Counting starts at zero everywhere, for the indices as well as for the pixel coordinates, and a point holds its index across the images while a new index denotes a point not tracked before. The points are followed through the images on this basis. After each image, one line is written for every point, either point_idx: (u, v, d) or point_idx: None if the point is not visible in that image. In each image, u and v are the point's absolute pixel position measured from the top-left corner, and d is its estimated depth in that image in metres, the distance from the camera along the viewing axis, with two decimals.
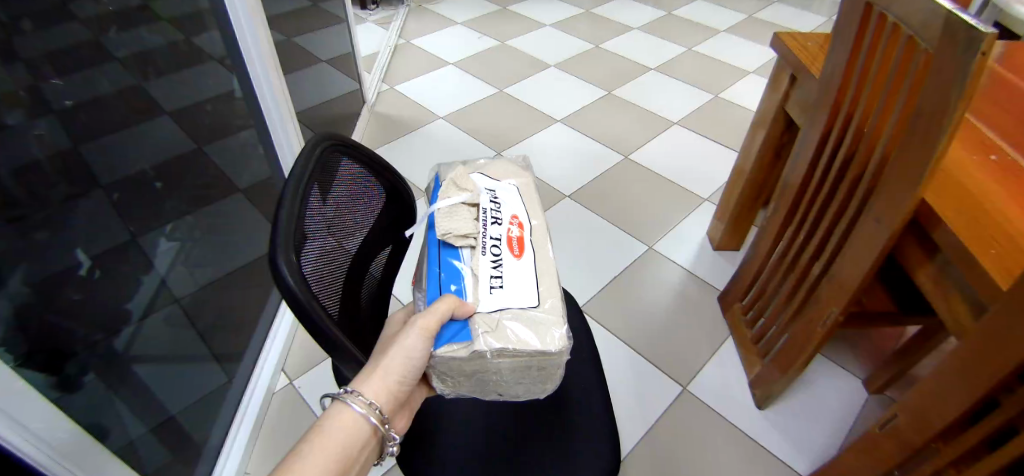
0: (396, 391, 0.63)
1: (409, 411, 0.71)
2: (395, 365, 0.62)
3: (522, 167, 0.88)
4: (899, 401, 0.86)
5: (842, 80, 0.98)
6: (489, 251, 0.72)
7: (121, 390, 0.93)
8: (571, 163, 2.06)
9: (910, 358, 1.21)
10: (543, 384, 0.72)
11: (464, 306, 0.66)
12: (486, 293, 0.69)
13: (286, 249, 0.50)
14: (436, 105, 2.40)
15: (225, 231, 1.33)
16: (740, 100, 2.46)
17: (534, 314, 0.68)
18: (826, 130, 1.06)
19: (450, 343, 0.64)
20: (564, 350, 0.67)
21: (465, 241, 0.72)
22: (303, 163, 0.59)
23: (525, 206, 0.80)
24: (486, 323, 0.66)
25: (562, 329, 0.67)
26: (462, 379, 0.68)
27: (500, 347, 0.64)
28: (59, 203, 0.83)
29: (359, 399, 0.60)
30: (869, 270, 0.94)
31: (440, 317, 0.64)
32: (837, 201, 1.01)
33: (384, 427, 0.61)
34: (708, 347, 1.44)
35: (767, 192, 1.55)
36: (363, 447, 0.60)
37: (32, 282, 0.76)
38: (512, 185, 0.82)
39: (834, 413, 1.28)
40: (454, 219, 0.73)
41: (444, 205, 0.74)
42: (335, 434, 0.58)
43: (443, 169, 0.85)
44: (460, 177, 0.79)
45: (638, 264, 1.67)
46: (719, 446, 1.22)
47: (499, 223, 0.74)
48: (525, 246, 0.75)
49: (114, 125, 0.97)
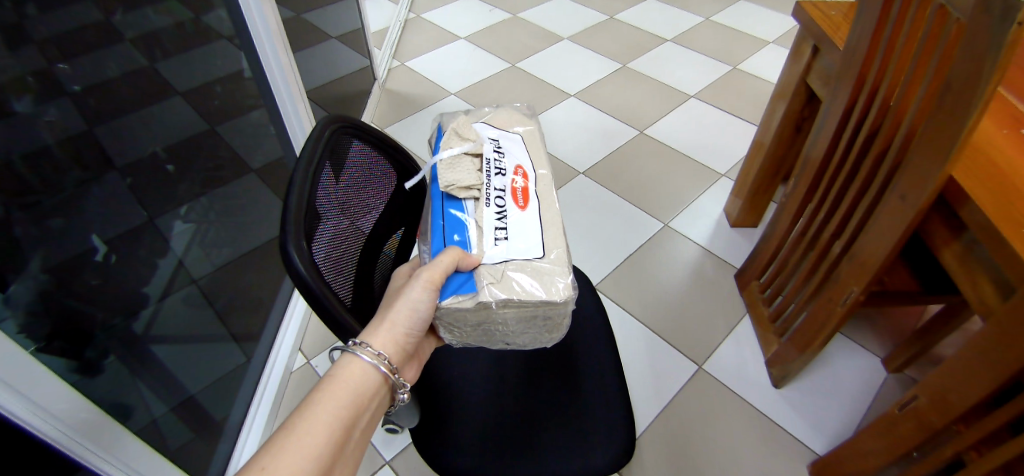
0: (403, 342, 0.66)
1: (418, 361, 0.75)
2: (401, 316, 0.65)
3: (526, 114, 0.88)
4: (920, 381, 0.84)
5: (867, 52, 0.93)
6: (493, 202, 0.73)
7: (141, 370, 0.95)
8: (585, 139, 2.02)
9: (930, 339, 1.18)
10: (549, 333, 0.73)
11: (468, 258, 0.67)
12: (491, 245, 0.70)
13: (298, 236, 0.50)
14: (447, 81, 2.35)
15: (239, 212, 1.33)
16: (759, 72, 2.38)
17: (540, 265, 0.69)
18: (849, 106, 1.03)
19: (455, 294, 0.65)
20: (569, 300, 0.68)
21: (468, 193, 0.73)
22: (312, 145, 0.58)
23: (529, 155, 0.80)
24: (491, 273, 0.67)
25: (567, 279, 0.69)
26: (469, 330, 0.70)
27: (505, 298, 0.66)
28: (73, 188, 0.83)
29: (368, 350, 0.63)
30: (892, 248, 0.91)
31: (444, 269, 0.65)
32: (861, 176, 0.98)
33: (394, 376, 0.65)
34: (725, 324, 1.42)
35: (786, 168, 1.51)
36: (373, 397, 0.64)
37: (51, 269, 0.78)
38: (517, 134, 0.83)
39: (851, 392, 1.26)
40: (456, 170, 0.74)
41: (447, 156, 0.75)
42: (346, 383, 0.61)
43: (445, 119, 0.85)
44: (462, 126, 0.79)
45: (653, 242, 1.64)
46: (735, 425, 1.22)
47: (503, 174, 0.75)
48: (530, 197, 0.76)
49: (123, 108, 0.97)
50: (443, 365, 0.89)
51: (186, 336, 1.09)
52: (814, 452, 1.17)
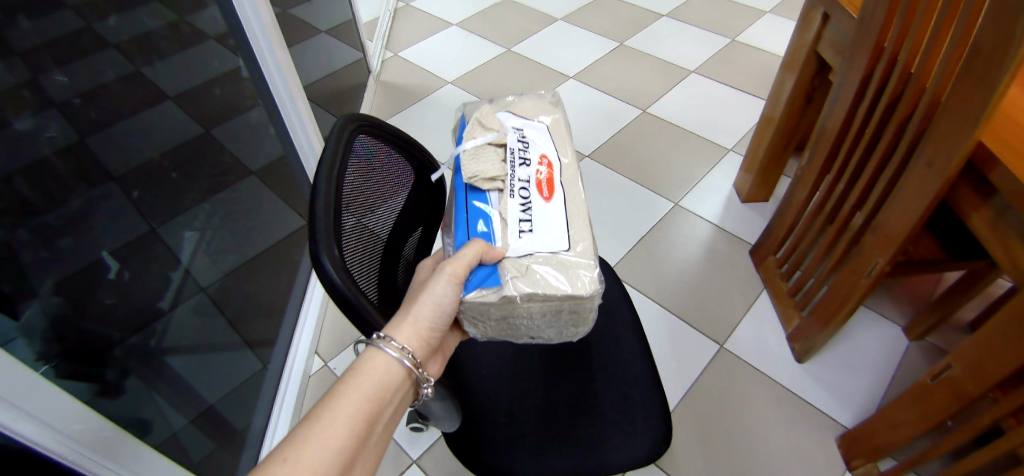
0: (426, 336, 0.65)
1: (443, 355, 0.74)
2: (425, 311, 0.64)
3: (552, 102, 0.85)
4: (953, 351, 0.82)
5: (885, 17, 0.91)
6: (517, 194, 0.70)
7: (159, 386, 0.93)
8: (587, 122, 1.99)
9: (951, 305, 1.17)
10: (575, 327, 0.71)
11: (493, 251, 0.65)
12: (516, 238, 0.67)
13: (329, 244, 0.47)
14: (442, 70, 2.31)
15: (245, 217, 1.30)
16: (759, 43, 2.34)
17: (566, 257, 0.67)
18: (866, 74, 1.00)
19: (480, 288, 0.64)
20: (596, 294, 0.66)
21: (492, 184, 0.71)
22: (330, 148, 0.55)
23: (554, 144, 0.77)
24: (516, 267, 0.65)
25: (593, 273, 0.66)
26: (493, 323, 0.67)
27: (530, 292, 0.63)
28: (79, 206, 0.81)
29: (392, 344, 0.61)
30: (919, 217, 0.90)
31: (467, 262, 0.64)
32: (882, 146, 0.96)
33: (418, 371, 0.63)
34: (744, 301, 1.41)
35: (797, 139, 1.48)
36: (396, 391, 0.62)
37: (64, 291, 0.75)
38: (543, 123, 0.80)
39: (871, 362, 1.26)
40: (480, 160, 0.72)
41: (470, 146, 0.73)
42: (368, 377, 0.60)
43: (468, 109, 0.83)
44: (486, 115, 0.77)
45: (665, 223, 1.62)
46: (762, 404, 1.21)
47: (528, 164, 0.73)
48: (555, 188, 0.73)
49: (121, 118, 0.93)
50: (472, 362, 0.87)
51: (200, 347, 1.08)
52: (843, 426, 1.16)
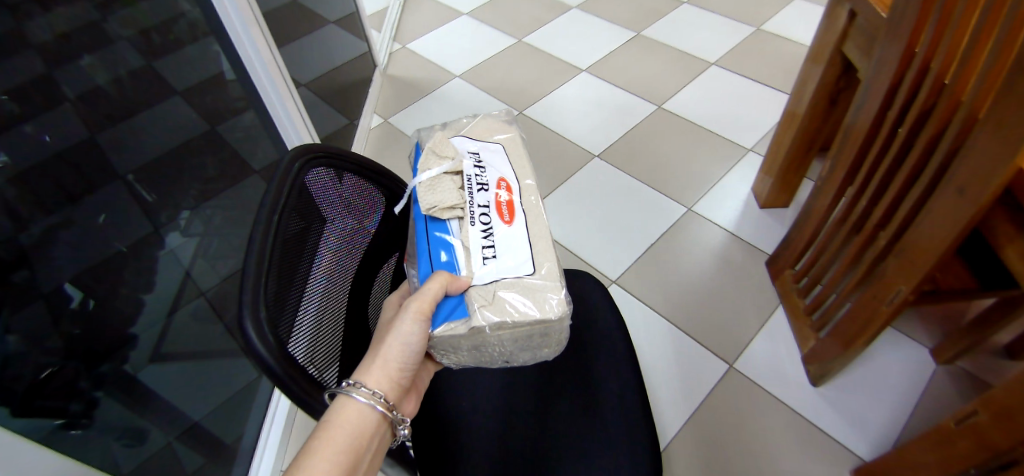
0: (397, 377, 0.61)
1: (415, 394, 0.70)
2: (393, 352, 0.60)
3: (506, 120, 0.80)
4: (982, 398, 0.75)
5: (916, 19, 0.82)
6: (477, 221, 0.67)
7: (133, 408, 0.93)
8: (599, 119, 1.91)
9: (982, 332, 1.07)
10: (549, 349, 0.68)
11: (457, 281, 0.63)
12: (480, 266, 0.64)
13: (257, 309, 0.44)
14: (451, 63, 2.24)
15: (239, 225, 1.28)
16: (785, 32, 2.20)
17: (532, 281, 0.64)
18: (895, 81, 0.91)
19: (448, 322, 0.60)
20: (564, 316, 0.63)
21: (452, 213, 0.67)
22: (278, 187, 0.51)
23: (512, 165, 0.73)
24: (483, 296, 0.62)
25: (561, 294, 0.63)
26: (465, 354, 0.65)
27: (499, 321, 0.61)
28: (39, 234, 0.78)
29: (362, 390, 0.56)
30: (949, 245, 0.81)
31: (433, 296, 0.60)
32: (910, 163, 0.87)
33: (392, 413, 0.59)
34: (756, 317, 1.34)
35: (821, 143, 1.38)
36: (373, 434, 0.58)
37: (19, 328, 0.73)
38: (498, 143, 0.76)
39: (895, 386, 1.18)
40: (437, 191, 0.68)
41: (426, 178, 0.69)
42: (341, 428, 0.55)
43: (422, 135, 0.78)
44: (438, 143, 0.72)
45: (675, 229, 1.55)
46: (769, 429, 1.15)
47: (486, 189, 0.69)
48: (516, 211, 0.69)
49: (86, 136, 0.90)
50: (454, 395, 0.85)
51: (184, 362, 1.07)
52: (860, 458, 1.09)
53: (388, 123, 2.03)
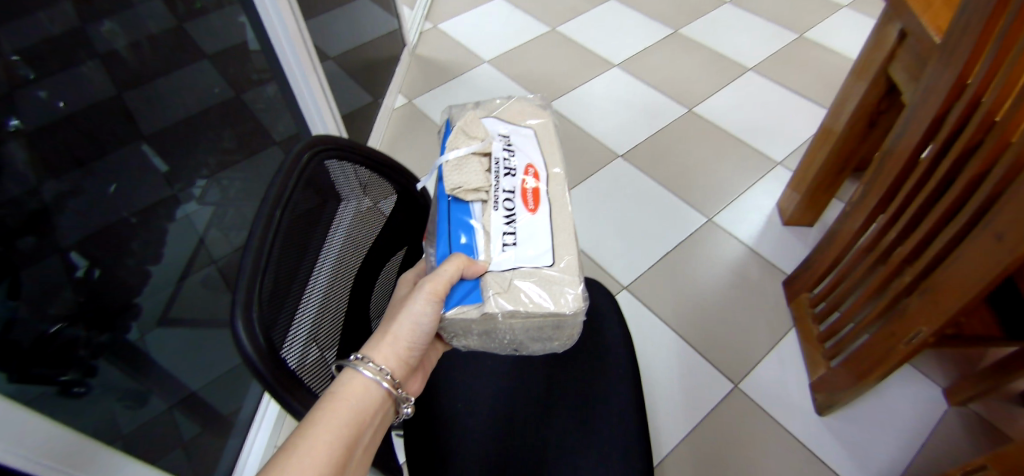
0: (406, 357, 0.61)
1: (423, 373, 0.70)
2: (404, 330, 0.60)
3: (540, 105, 0.77)
4: (995, 453, 0.71)
5: (974, 48, 0.76)
6: (501, 206, 0.64)
7: (134, 374, 0.94)
8: (626, 117, 1.86)
9: (998, 379, 1.02)
10: (561, 342, 0.67)
11: (474, 265, 0.61)
12: (499, 252, 0.62)
13: (249, 307, 0.44)
14: (481, 47, 2.20)
15: (254, 198, 1.29)
16: (830, 41, 2.11)
17: (549, 273, 0.62)
18: (940, 111, 0.86)
19: (461, 305, 0.60)
20: (579, 312, 0.62)
21: (475, 195, 0.65)
22: (282, 180, 0.50)
23: (542, 153, 0.71)
24: (498, 283, 0.61)
25: (577, 290, 0.62)
26: (476, 338, 0.64)
27: (512, 309, 0.60)
28: (48, 201, 0.78)
29: (369, 366, 0.56)
30: (979, 291, 0.77)
31: (448, 278, 0.59)
32: (948, 200, 0.83)
33: (398, 391, 0.58)
34: (768, 337, 1.30)
35: (854, 164, 1.33)
36: (377, 412, 0.56)
37: (22, 295, 0.74)
38: (530, 128, 0.73)
39: (905, 421, 1.14)
40: (463, 171, 0.65)
41: (453, 156, 0.66)
42: (346, 401, 0.53)
43: (453, 112, 0.76)
44: (470, 122, 0.70)
45: (694, 239, 1.51)
46: (768, 455, 1.13)
47: (513, 174, 0.66)
48: (541, 199, 0.67)
49: (98, 104, 0.89)
50: (450, 393, 0.85)
51: (187, 331, 1.08)
52: None
53: (413, 103, 2.01)
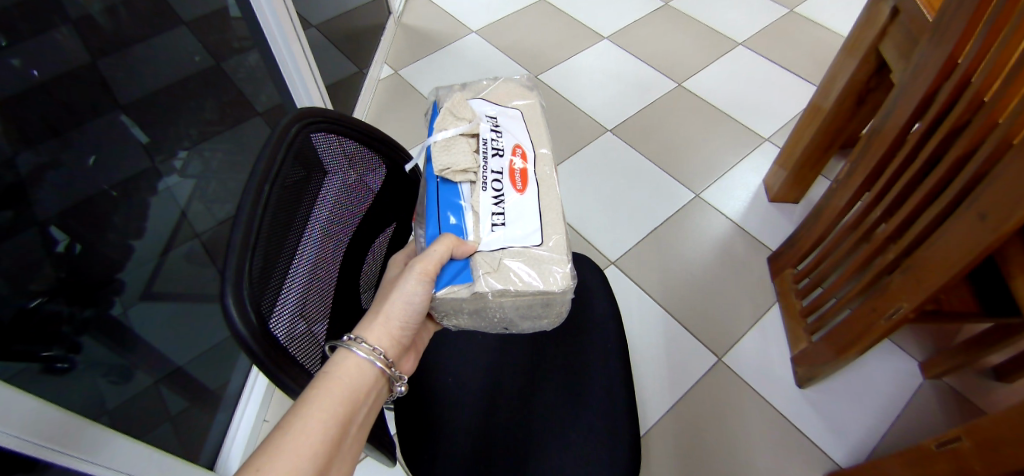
0: (398, 336, 0.61)
1: (416, 353, 0.70)
2: (396, 310, 0.60)
3: (527, 86, 0.76)
4: (971, 422, 0.74)
5: (967, 27, 0.76)
6: (489, 186, 0.64)
7: (120, 349, 0.93)
8: (616, 91, 1.84)
9: (974, 354, 1.05)
10: (550, 319, 0.67)
11: (464, 245, 0.61)
12: (488, 232, 0.62)
13: (239, 283, 0.43)
14: (469, 17, 2.14)
15: (236, 171, 1.26)
16: (820, 17, 2.09)
17: (538, 252, 0.62)
18: (929, 91, 0.86)
19: (451, 285, 0.59)
20: (567, 289, 0.62)
21: (464, 176, 0.64)
22: (269, 153, 0.49)
23: (529, 134, 0.70)
24: (488, 262, 0.61)
25: (565, 268, 0.62)
26: (467, 317, 0.64)
27: (502, 288, 0.60)
28: (25, 173, 0.76)
29: (363, 345, 0.57)
30: (961, 269, 0.79)
31: (438, 259, 0.59)
32: (934, 179, 0.84)
33: (391, 371, 0.59)
34: (752, 312, 1.33)
35: (842, 140, 1.34)
36: (372, 390, 0.57)
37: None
38: (517, 109, 0.72)
39: (881, 392, 1.19)
40: (451, 152, 0.64)
41: (441, 137, 0.65)
42: (342, 380, 0.54)
43: (440, 94, 0.74)
44: (457, 103, 0.68)
45: (681, 214, 1.52)
46: (750, 426, 1.16)
47: (501, 154, 0.65)
48: (529, 179, 0.66)
49: (73, 72, 0.85)
50: (441, 369, 0.85)
51: (173, 306, 1.06)
52: (832, 460, 1.11)
53: (399, 75, 1.95)
